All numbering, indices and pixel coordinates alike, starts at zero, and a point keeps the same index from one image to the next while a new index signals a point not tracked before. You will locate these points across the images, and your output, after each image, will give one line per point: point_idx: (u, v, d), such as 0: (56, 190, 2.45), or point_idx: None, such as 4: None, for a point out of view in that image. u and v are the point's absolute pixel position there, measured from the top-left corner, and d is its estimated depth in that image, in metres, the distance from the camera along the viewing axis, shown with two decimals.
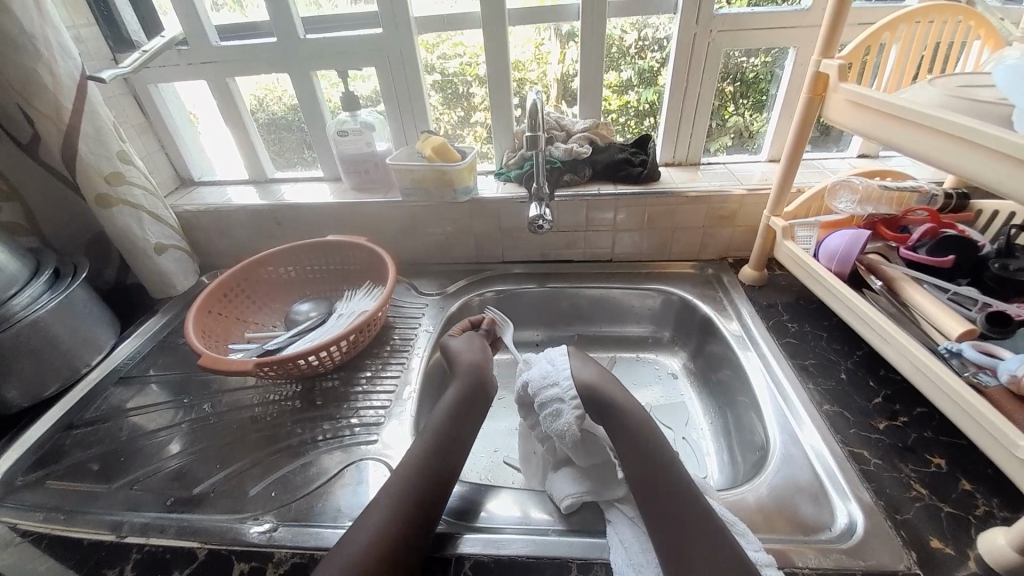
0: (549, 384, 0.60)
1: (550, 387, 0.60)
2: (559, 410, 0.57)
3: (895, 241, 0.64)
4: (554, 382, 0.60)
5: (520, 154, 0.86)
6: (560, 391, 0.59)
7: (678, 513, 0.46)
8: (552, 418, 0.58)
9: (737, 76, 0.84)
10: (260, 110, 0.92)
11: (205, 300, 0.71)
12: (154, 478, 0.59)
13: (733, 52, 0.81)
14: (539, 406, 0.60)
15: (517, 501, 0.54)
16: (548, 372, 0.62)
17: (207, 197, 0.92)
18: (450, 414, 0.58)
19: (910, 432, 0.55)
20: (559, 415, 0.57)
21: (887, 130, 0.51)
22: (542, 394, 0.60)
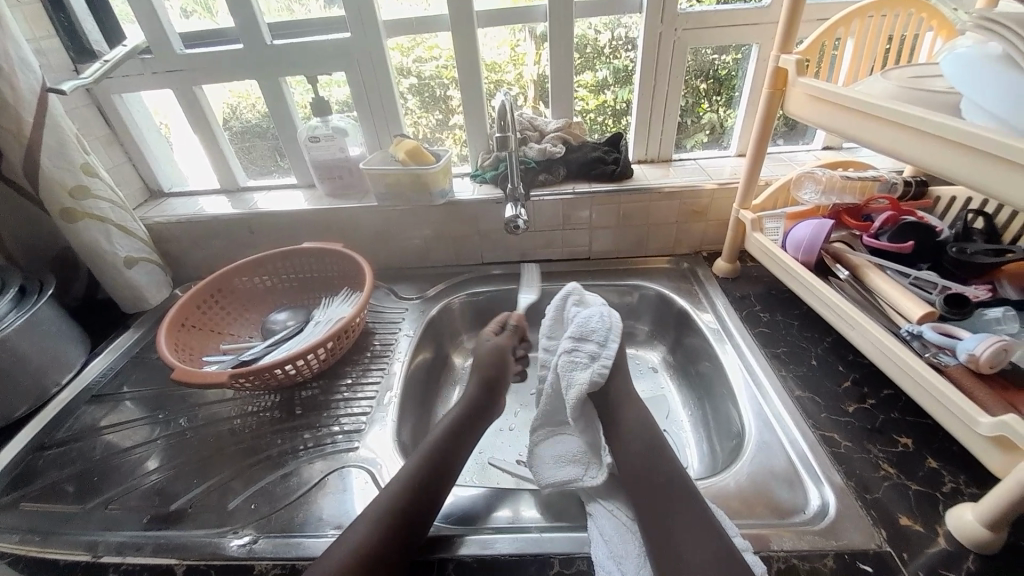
0: (592, 337, 0.64)
1: (588, 343, 0.63)
2: (584, 364, 0.61)
3: (858, 229, 0.67)
4: (592, 338, 0.64)
5: (495, 155, 0.86)
6: (599, 348, 0.63)
7: (662, 506, 0.46)
8: (573, 365, 0.61)
9: (709, 74, 0.85)
10: (233, 118, 0.91)
11: (177, 314, 0.70)
12: (131, 496, 0.58)
13: (704, 49, 0.82)
14: (566, 347, 0.63)
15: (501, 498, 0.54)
16: (598, 328, 0.65)
17: (178, 208, 0.90)
18: (451, 430, 0.56)
19: (878, 414, 0.56)
20: (581, 365, 0.61)
21: (847, 124, 0.53)
22: (581, 340, 0.64)
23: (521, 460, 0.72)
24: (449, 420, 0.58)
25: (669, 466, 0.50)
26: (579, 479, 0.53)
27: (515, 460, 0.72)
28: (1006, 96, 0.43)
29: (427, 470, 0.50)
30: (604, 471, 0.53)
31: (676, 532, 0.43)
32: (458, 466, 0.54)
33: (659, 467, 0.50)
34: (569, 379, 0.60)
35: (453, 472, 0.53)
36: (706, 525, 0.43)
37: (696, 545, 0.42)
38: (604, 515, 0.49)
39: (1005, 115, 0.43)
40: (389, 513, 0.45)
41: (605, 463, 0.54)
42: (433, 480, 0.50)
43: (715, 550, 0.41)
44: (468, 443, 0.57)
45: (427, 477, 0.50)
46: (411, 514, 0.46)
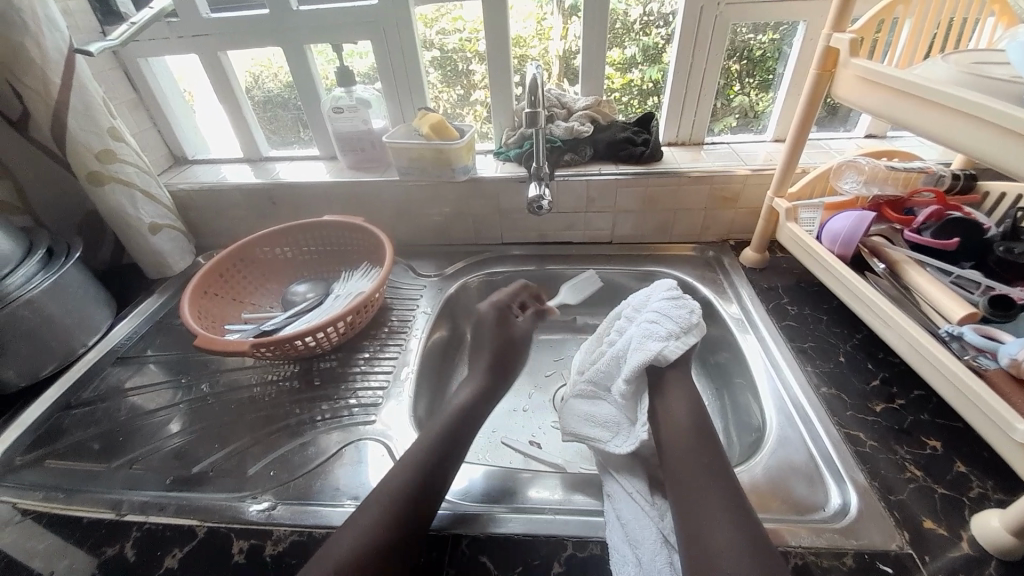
0: (669, 321, 0.58)
1: (667, 321, 0.58)
2: (656, 338, 0.57)
3: (900, 224, 0.64)
4: (670, 319, 0.58)
5: (520, 132, 0.84)
6: (672, 331, 0.57)
7: (683, 488, 0.45)
8: (647, 336, 0.57)
9: (743, 54, 0.81)
10: (256, 87, 0.90)
11: (200, 281, 0.70)
12: (155, 457, 0.60)
13: (741, 27, 0.78)
14: (644, 320, 0.59)
15: (515, 479, 0.54)
16: (682, 317, 0.58)
17: (201, 176, 0.91)
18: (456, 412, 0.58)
19: (907, 415, 0.55)
20: (657, 336, 0.57)
21: (897, 109, 0.50)
22: (660, 317, 0.58)
23: (535, 442, 0.72)
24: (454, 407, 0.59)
25: (701, 447, 0.48)
26: (602, 442, 0.55)
27: (528, 442, 0.72)
28: None
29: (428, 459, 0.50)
30: (630, 447, 0.52)
31: (696, 517, 0.42)
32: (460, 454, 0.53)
33: (691, 446, 0.48)
34: (636, 346, 0.57)
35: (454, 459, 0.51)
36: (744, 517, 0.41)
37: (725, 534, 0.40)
38: (623, 498, 0.49)
39: None
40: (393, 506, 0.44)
41: (635, 436, 0.53)
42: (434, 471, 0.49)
43: (747, 539, 0.39)
44: (473, 426, 0.57)
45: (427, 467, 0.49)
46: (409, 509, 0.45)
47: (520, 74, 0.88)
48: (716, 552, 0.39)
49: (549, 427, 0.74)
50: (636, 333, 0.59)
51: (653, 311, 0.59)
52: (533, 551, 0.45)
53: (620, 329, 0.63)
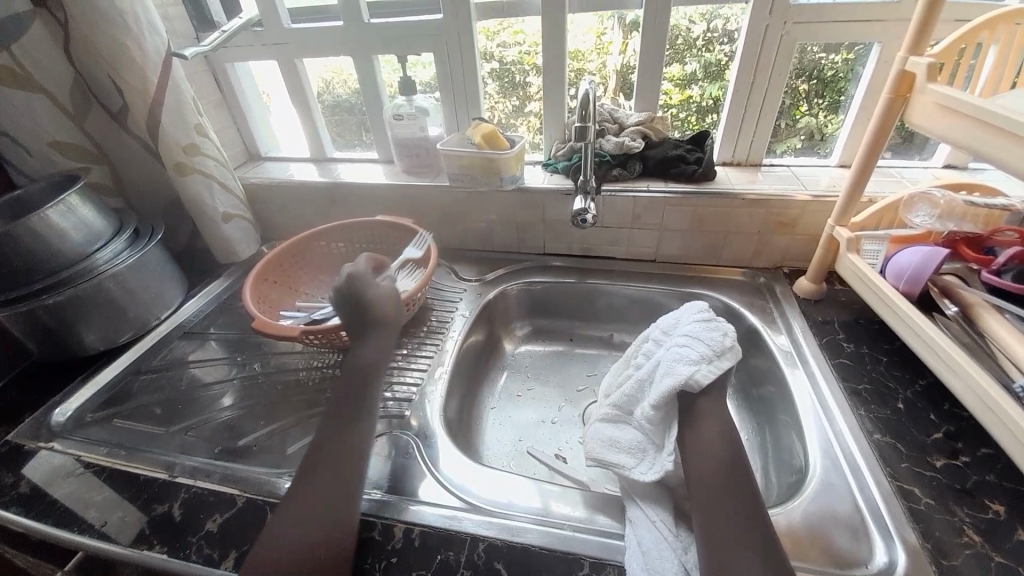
0: (701, 343, 0.55)
1: (698, 344, 0.55)
2: (687, 362, 0.54)
3: (977, 263, 0.58)
4: (702, 342, 0.55)
5: (570, 145, 0.84)
6: (704, 354, 0.54)
7: (708, 529, 0.42)
8: (678, 359, 0.55)
9: (813, 73, 0.78)
10: (326, 92, 0.96)
11: (262, 268, 0.76)
12: (207, 427, 0.64)
13: (811, 46, 0.75)
14: (675, 343, 0.57)
15: (539, 492, 0.54)
16: (715, 339, 0.55)
17: (271, 172, 0.98)
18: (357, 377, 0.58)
19: (970, 473, 0.50)
20: (688, 359, 0.54)
21: (980, 140, 0.46)
22: (691, 340, 0.55)
23: (561, 456, 0.72)
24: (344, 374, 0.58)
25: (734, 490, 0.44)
26: (625, 468, 0.53)
27: (554, 455, 0.72)
28: None
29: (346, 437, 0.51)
30: (654, 476, 0.51)
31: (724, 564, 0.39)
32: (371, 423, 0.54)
33: (725, 486, 0.45)
34: (666, 370, 0.55)
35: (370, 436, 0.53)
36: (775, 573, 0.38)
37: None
38: (645, 525, 0.47)
39: None
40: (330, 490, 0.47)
41: (658, 465, 0.51)
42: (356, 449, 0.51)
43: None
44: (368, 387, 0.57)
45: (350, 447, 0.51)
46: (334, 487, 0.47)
47: (575, 88, 0.89)
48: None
49: (576, 442, 0.73)
50: (666, 357, 0.57)
51: (684, 334, 0.57)
52: (548, 565, 0.45)
53: (649, 352, 0.61)
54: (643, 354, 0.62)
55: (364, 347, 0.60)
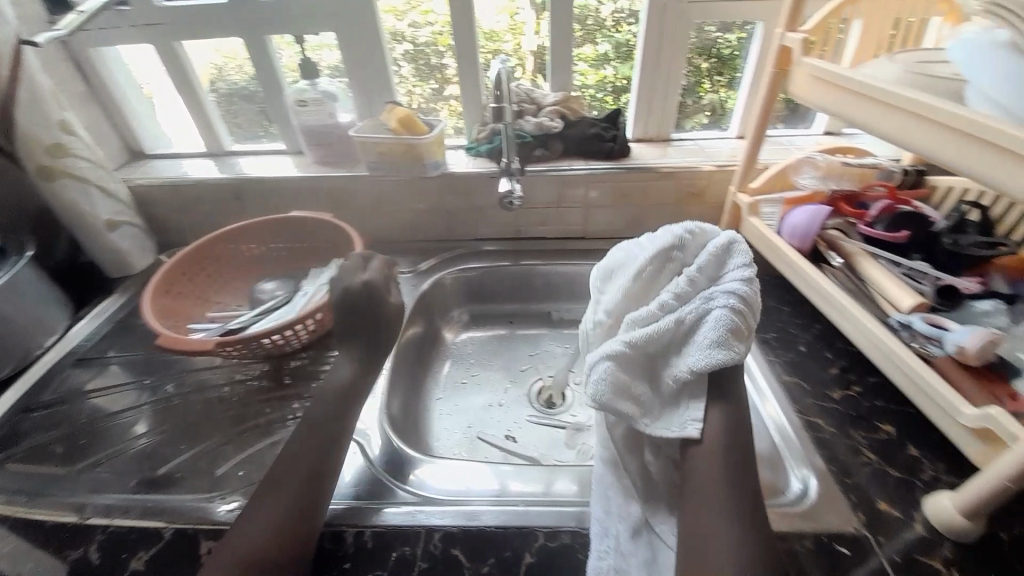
0: (748, 308, 0.48)
1: (747, 312, 0.48)
2: (738, 331, 0.47)
3: (854, 216, 0.66)
4: (748, 305, 0.48)
5: (490, 127, 0.83)
6: (748, 324, 0.48)
7: (691, 484, 0.45)
8: (732, 326, 0.47)
9: (712, 52, 0.83)
10: (219, 79, 0.87)
11: (162, 278, 0.68)
12: (120, 459, 0.58)
13: (708, 25, 0.80)
14: (725, 298, 0.48)
15: (495, 475, 0.55)
16: (752, 301, 0.49)
17: (162, 171, 0.88)
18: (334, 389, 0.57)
19: (863, 402, 0.57)
20: (741, 328, 0.47)
21: (852, 109, 0.52)
22: (744, 302, 0.48)
23: (511, 436, 0.73)
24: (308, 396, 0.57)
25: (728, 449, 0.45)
26: (641, 423, 0.48)
27: (504, 436, 0.73)
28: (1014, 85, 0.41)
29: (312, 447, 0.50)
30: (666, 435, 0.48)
31: (696, 512, 0.42)
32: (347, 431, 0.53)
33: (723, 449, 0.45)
34: (717, 335, 0.47)
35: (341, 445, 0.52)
36: (749, 520, 0.41)
37: (721, 532, 0.40)
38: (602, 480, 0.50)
39: (1011, 103, 0.42)
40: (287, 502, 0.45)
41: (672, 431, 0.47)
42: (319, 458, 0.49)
43: (741, 536, 0.40)
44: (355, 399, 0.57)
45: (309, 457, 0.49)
46: (295, 498, 0.46)
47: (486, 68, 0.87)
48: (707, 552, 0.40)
49: (525, 421, 0.75)
50: (718, 311, 0.47)
51: (734, 292, 0.48)
52: (505, 543, 0.46)
53: (682, 293, 0.50)
54: (677, 293, 0.50)
55: (338, 369, 0.60)
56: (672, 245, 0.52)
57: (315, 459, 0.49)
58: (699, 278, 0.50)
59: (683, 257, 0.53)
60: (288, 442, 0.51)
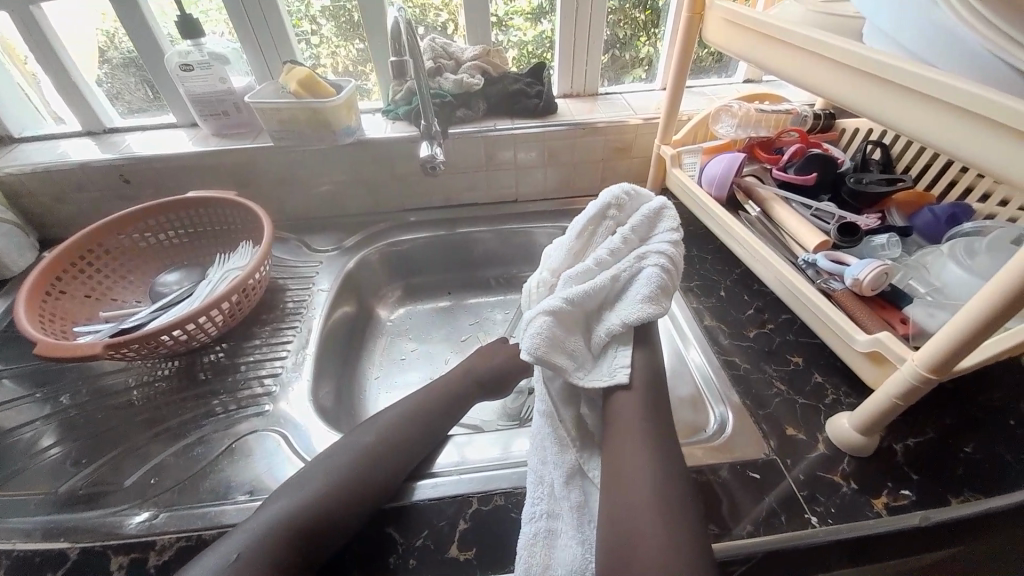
0: (671, 266, 0.49)
1: (674, 272, 0.49)
2: (662, 285, 0.47)
3: (768, 163, 0.69)
4: (671, 262, 0.49)
5: (406, 87, 0.77)
6: (671, 281, 0.49)
7: (615, 422, 0.44)
8: (658, 280, 0.47)
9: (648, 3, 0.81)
10: (111, 48, 0.75)
11: (40, 279, 0.60)
12: (16, 481, 0.52)
13: None
14: (654, 255, 0.49)
15: (451, 447, 0.53)
16: (675, 259, 0.49)
17: (31, 155, 0.76)
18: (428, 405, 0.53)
19: (775, 337, 0.60)
20: (664, 283, 0.48)
21: (766, 56, 0.51)
22: (667, 260, 0.49)
23: None
24: (428, 395, 0.55)
25: (654, 392, 0.46)
26: (572, 373, 0.45)
27: None
28: (899, 21, 0.42)
29: (375, 451, 0.46)
30: (591, 383, 0.45)
31: (621, 452, 0.42)
32: (421, 445, 0.49)
33: (647, 392, 0.45)
34: (644, 291, 0.47)
35: (408, 455, 0.48)
36: (670, 459, 0.41)
37: (644, 470, 0.40)
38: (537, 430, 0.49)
39: (899, 38, 0.42)
40: (319, 501, 0.41)
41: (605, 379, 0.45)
42: (379, 461, 0.46)
43: (662, 475, 0.39)
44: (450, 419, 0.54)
45: (370, 459, 0.45)
46: (364, 488, 0.43)
47: (419, 24, 0.80)
48: (631, 489, 0.39)
49: None
50: (649, 268, 0.48)
51: (664, 252, 0.49)
52: (437, 513, 0.45)
53: (617, 250, 0.51)
54: (613, 250, 0.51)
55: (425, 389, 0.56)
56: (609, 203, 0.53)
57: (394, 455, 0.47)
58: (632, 237, 0.51)
59: (619, 215, 0.54)
60: (373, 442, 0.47)
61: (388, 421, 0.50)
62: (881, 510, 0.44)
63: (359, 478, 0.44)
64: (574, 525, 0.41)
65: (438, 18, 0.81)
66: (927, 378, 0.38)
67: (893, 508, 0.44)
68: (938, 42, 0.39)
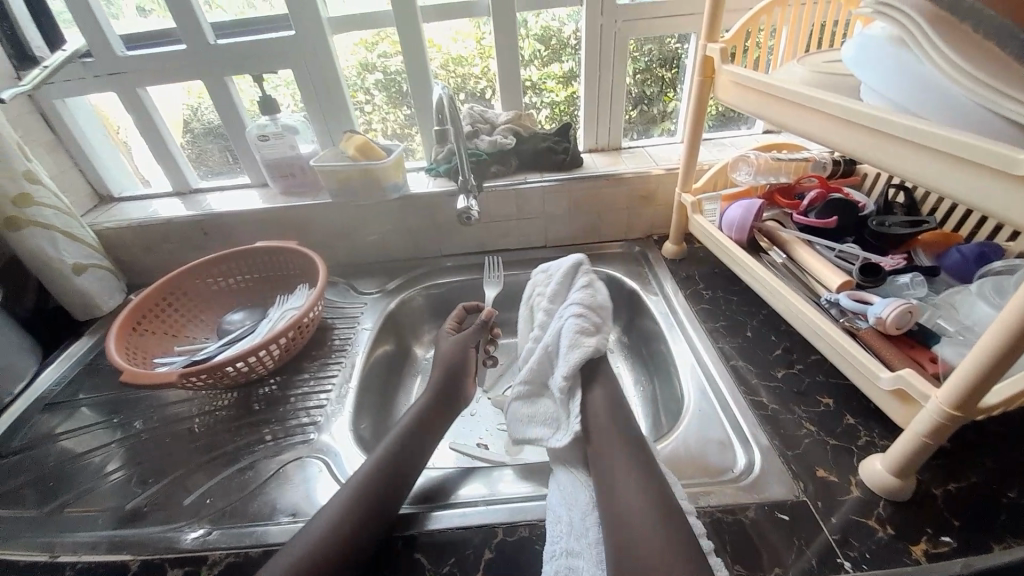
0: (589, 310, 0.63)
1: (592, 313, 0.63)
2: (581, 331, 0.60)
3: (789, 208, 0.71)
4: (588, 308, 0.63)
5: (447, 148, 0.87)
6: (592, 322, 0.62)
7: (603, 462, 0.50)
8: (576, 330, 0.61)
9: (674, 62, 0.89)
10: (195, 120, 0.90)
11: (127, 317, 0.69)
12: (87, 498, 0.58)
13: (670, 37, 0.85)
14: (571, 312, 0.63)
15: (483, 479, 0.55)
16: (593, 301, 0.64)
17: (128, 212, 0.90)
18: (406, 437, 0.56)
19: (804, 378, 0.60)
20: (583, 329, 0.61)
21: (771, 110, 0.56)
22: (583, 310, 0.62)
23: (483, 443, 0.73)
24: (415, 412, 0.61)
25: (620, 424, 0.53)
26: (545, 440, 0.57)
27: (475, 444, 0.73)
28: (895, 80, 0.45)
29: (387, 467, 0.51)
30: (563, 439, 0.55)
31: (619, 486, 0.47)
32: (418, 464, 0.54)
33: (614, 428, 0.53)
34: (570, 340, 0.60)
35: (410, 474, 0.52)
36: (665, 495, 0.45)
37: (640, 500, 0.44)
38: (566, 477, 0.52)
39: (895, 96, 0.46)
40: (351, 508, 0.46)
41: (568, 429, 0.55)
42: (391, 477, 0.51)
43: (656, 502, 0.44)
44: (422, 451, 0.56)
45: (382, 474, 0.50)
46: (351, 524, 0.45)
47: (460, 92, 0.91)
48: (632, 520, 0.43)
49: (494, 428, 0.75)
50: (567, 323, 0.62)
51: (575, 305, 0.63)
52: (466, 541, 0.47)
53: (545, 324, 0.66)
54: (541, 323, 0.66)
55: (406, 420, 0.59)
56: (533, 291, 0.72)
57: (384, 489, 0.49)
58: (552, 308, 0.67)
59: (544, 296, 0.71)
60: (381, 458, 0.52)
61: (392, 438, 0.55)
62: (920, 556, 0.42)
63: (381, 491, 0.49)
64: (594, 561, 0.44)
65: (478, 86, 0.91)
66: (953, 416, 0.38)
67: (933, 555, 0.42)
68: (933, 98, 0.42)
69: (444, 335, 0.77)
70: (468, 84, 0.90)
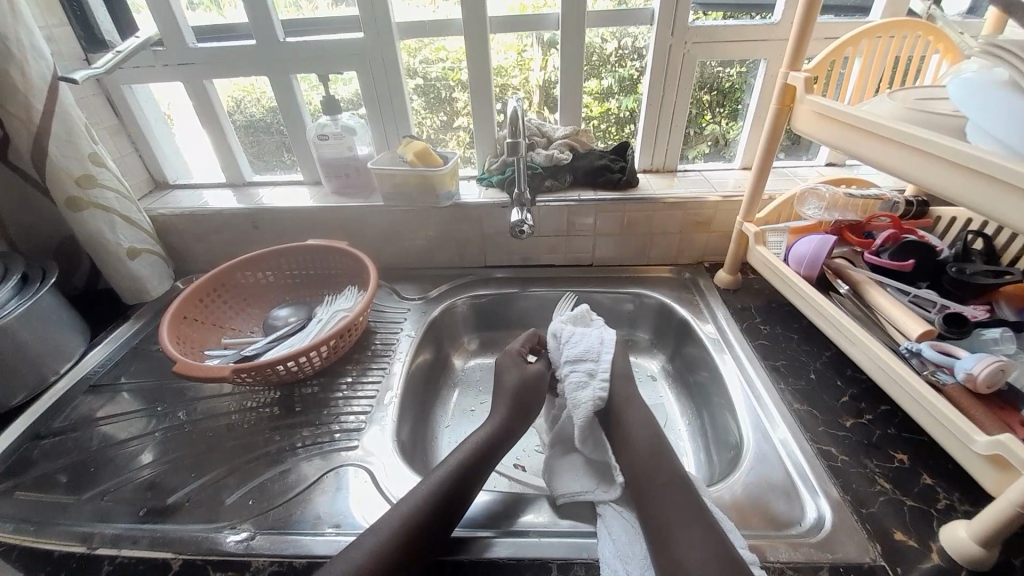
0: (586, 358, 0.65)
1: (593, 361, 0.65)
2: (584, 382, 0.63)
3: (860, 246, 0.68)
4: (585, 359, 0.65)
5: (502, 159, 0.86)
6: (595, 366, 0.64)
7: (653, 508, 0.48)
8: (576, 385, 0.63)
9: (713, 86, 0.86)
10: (237, 112, 0.91)
11: (179, 306, 0.69)
12: (126, 489, 0.57)
13: (710, 62, 0.83)
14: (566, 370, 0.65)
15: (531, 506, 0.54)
16: (591, 347, 0.66)
17: (181, 200, 0.91)
18: (474, 450, 0.54)
19: (875, 429, 0.57)
20: (584, 385, 0.62)
21: (850, 142, 0.54)
22: (576, 363, 0.65)
23: (520, 464, 0.71)
24: (481, 437, 0.57)
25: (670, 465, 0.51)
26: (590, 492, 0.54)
27: (512, 464, 0.71)
28: (1012, 121, 0.42)
29: (443, 494, 0.48)
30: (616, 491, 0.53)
31: (677, 528, 0.45)
32: (475, 488, 0.52)
33: (660, 464, 0.52)
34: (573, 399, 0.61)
35: (467, 498, 0.50)
36: (712, 529, 0.44)
37: (694, 544, 0.43)
38: (613, 515, 0.51)
39: (1006, 138, 0.43)
40: (399, 536, 0.44)
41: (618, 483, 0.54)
42: (447, 503, 0.48)
43: (717, 558, 0.41)
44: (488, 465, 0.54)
45: (441, 497, 0.48)
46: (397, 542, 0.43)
47: (501, 102, 0.90)
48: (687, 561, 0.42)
49: (533, 449, 0.73)
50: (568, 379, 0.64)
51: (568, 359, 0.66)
52: (517, 574, 0.45)
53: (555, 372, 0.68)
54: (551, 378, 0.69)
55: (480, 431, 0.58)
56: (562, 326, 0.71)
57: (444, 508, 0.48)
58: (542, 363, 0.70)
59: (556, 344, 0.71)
60: (441, 482, 0.49)
61: (453, 464, 0.52)
62: None
63: (435, 519, 0.46)
64: None
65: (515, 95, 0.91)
66: None
67: None
68: None
69: (508, 362, 0.70)
70: (506, 94, 0.89)
